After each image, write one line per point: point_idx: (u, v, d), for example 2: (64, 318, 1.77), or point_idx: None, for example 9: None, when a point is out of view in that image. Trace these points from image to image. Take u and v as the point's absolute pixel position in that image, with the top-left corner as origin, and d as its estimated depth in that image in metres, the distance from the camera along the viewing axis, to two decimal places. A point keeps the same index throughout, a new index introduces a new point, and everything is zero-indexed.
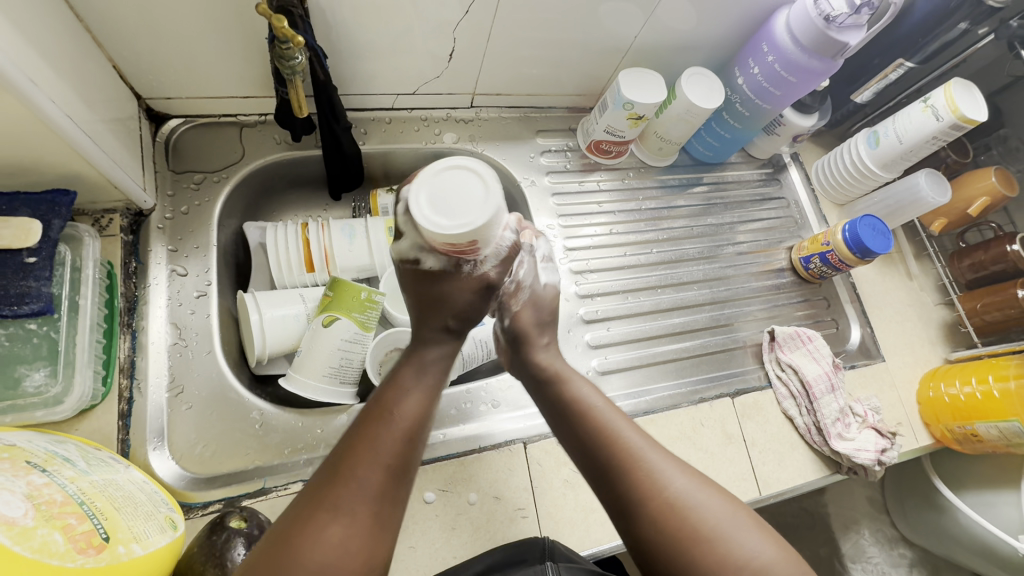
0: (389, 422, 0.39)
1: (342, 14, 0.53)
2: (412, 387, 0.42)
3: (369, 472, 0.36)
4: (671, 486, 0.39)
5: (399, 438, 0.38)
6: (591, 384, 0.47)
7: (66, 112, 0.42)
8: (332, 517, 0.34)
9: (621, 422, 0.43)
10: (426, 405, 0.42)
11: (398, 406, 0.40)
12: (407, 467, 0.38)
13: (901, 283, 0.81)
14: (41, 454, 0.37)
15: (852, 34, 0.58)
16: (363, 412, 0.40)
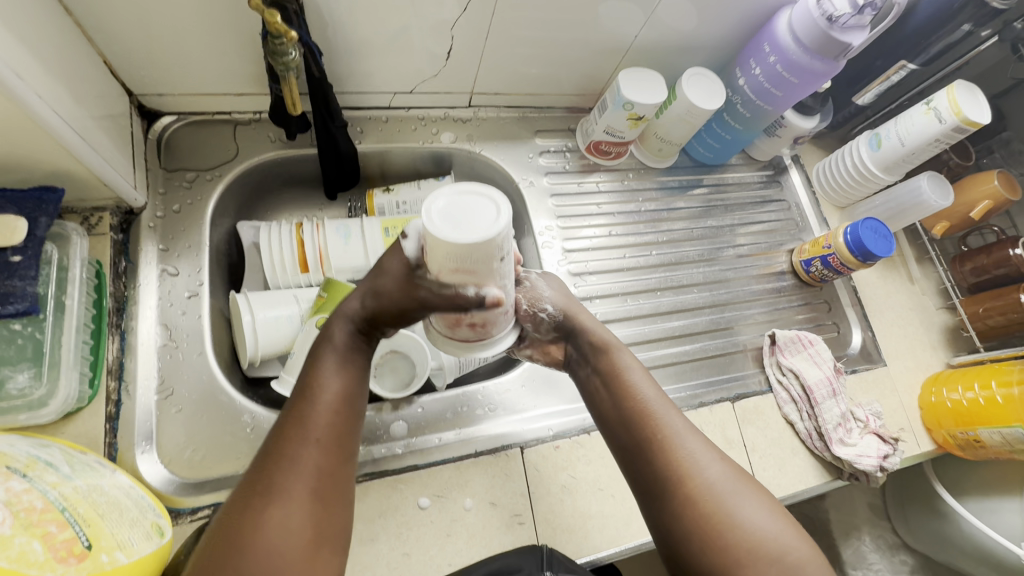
0: (317, 401, 0.40)
1: (338, 11, 0.52)
2: (333, 358, 0.42)
3: (301, 452, 0.37)
4: (704, 474, 0.40)
5: (327, 418, 0.39)
6: (635, 359, 0.48)
7: (54, 108, 0.41)
8: (270, 502, 0.34)
9: (661, 404, 0.44)
10: (355, 378, 0.42)
11: (323, 384, 0.40)
12: (340, 443, 0.39)
13: (903, 286, 0.80)
14: (23, 459, 0.36)
15: (855, 34, 0.57)
16: (292, 394, 0.40)
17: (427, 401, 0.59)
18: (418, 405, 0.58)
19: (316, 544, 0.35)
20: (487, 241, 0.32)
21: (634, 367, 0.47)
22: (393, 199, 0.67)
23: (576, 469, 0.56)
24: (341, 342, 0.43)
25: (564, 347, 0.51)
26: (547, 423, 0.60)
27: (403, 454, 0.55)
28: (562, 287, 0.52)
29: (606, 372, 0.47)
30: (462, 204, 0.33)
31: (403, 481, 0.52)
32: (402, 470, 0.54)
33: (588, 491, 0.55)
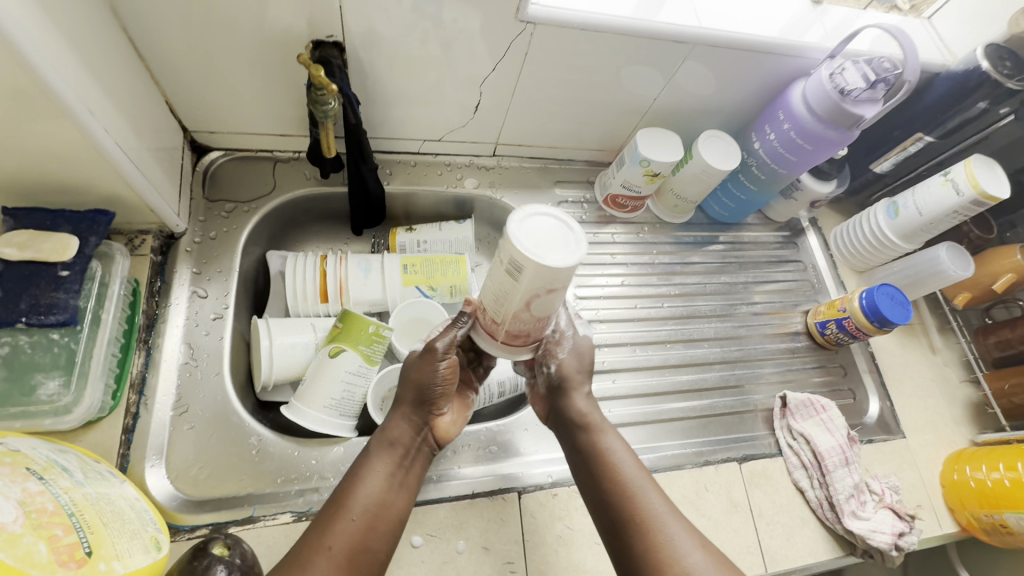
0: (348, 511, 0.43)
1: (378, 66, 0.57)
2: (375, 472, 0.46)
3: (313, 560, 0.40)
4: (687, 559, 0.40)
5: (348, 540, 0.42)
6: (617, 436, 0.49)
7: (116, 140, 0.46)
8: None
9: (644, 486, 0.45)
10: (386, 490, 0.45)
11: (357, 491, 0.44)
12: (353, 562, 0.41)
13: (923, 356, 0.78)
14: (42, 462, 0.38)
15: (867, 107, 0.59)
16: (332, 493, 0.45)
17: None
18: None
19: None
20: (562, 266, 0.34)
21: (615, 445, 0.48)
22: (414, 238, 0.71)
23: (572, 520, 0.55)
24: (378, 448, 0.47)
25: (552, 411, 0.53)
26: (547, 469, 0.59)
27: None
28: (587, 354, 0.52)
29: (591, 454, 0.48)
30: (547, 228, 0.35)
31: None
32: None
33: (584, 544, 0.55)
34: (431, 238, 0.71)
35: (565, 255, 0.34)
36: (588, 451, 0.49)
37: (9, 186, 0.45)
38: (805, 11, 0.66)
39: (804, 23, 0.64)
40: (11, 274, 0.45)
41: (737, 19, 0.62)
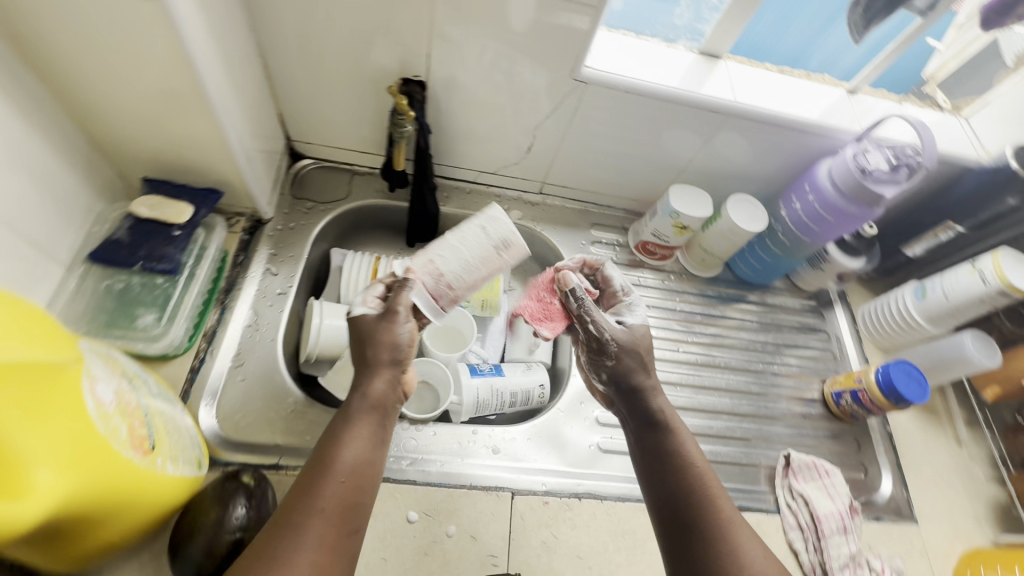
0: (332, 472, 0.46)
1: (451, 104, 0.68)
2: (352, 432, 0.49)
3: (309, 519, 0.43)
4: (746, 557, 0.44)
5: (334, 496, 0.45)
6: (693, 438, 0.53)
7: (238, 135, 0.57)
8: (280, 553, 0.40)
9: (715, 488, 0.49)
10: (369, 447, 0.49)
11: (339, 453, 0.47)
12: (345, 517, 0.45)
13: (946, 446, 0.77)
14: (132, 372, 0.47)
15: (887, 187, 0.63)
16: (310, 459, 0.47)
17: (439, 427, 0.64)
18: (431, 429, 0.64)
19: None
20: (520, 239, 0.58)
21: (692, 447, 0.52)
22: None
23: (558, 529, 0.59)
24: (356, 412, 0.50)
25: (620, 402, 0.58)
26: (541, 477, 0.63)
27: (406, 468, 0.60)
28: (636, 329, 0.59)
29: (667, 448, 0.52)
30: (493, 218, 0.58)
31: (399, 491, 0.58)
32: (400, 481, 0.59)
33: (566, 554, 0.58)
34: None
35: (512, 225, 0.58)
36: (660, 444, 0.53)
37: (153, 160, 0.58)
38: (839, 98, 0.72)
39: (838, 107, 0.71)
40: (138, 228, 0.56)
41: (772, 97, 0.69)
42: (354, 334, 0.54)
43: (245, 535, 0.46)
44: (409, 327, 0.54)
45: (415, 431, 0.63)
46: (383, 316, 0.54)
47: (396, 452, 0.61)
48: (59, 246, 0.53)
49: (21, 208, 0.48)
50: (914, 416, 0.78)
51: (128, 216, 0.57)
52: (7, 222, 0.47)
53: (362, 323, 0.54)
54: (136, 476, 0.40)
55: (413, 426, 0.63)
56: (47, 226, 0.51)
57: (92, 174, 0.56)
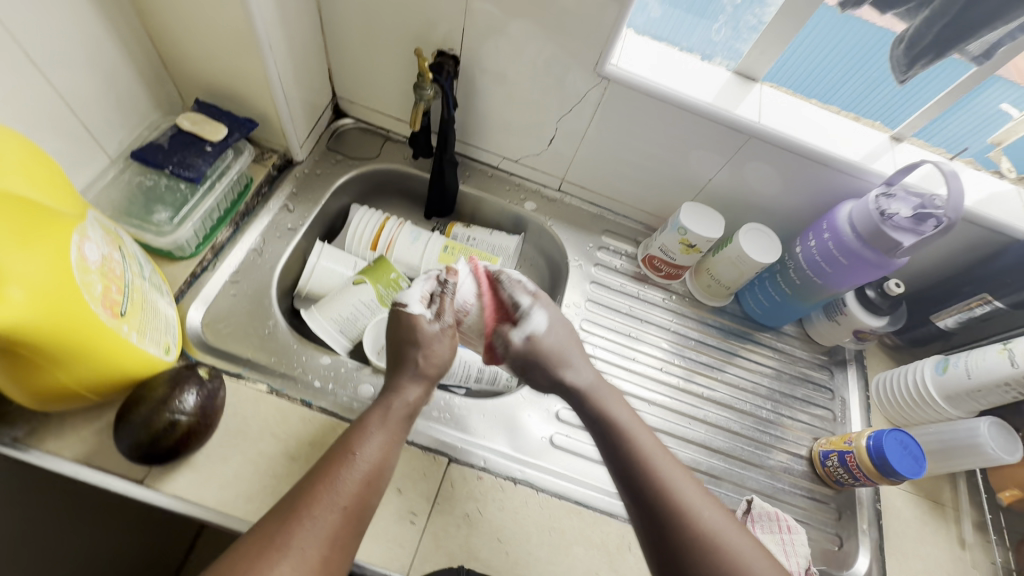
0: (355, 468, 0.48)
1: (482, 84, 0.71)
2: (378, 433, 0.52)
3: (325, 514, 0.44)
4: (703, 519, 0.47)
5: (352, 491, 0.47)
6: (628, 412, 0.57)
7: (281, 74, 0.63)
8: (291, 540, 0.42)
9: (661, 457, 0.52)
10: (390, 451, 0.51)
11: (363, 450, 0.50)
12: (357, 517, 0.46)
13: (945, 544, 0.68)
14: (131, 252, 0.52)
15: (906, 235, 0.59)
16: (334, 451, 0.49)
17: None
18: None
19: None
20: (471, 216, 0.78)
21: (631, 423, 0.55)
22: (466, 234, 0.82)
23: (485, 506, 0.58)
24: (390, 413, 0.54)
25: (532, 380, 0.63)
26: (485, 454, 0.62)
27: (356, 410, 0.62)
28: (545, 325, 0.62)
29: (613, 430, 0.55)
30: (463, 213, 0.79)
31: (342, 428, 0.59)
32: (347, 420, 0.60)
33: (486, 533, 0.56)
34: (480, 238, 0.82)
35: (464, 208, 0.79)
36: (606, 425, 0.55)
37: (206, 83, 0.65)
38: (881, 143, 0.68)
39: (877, 152, 0.67)
40: (178, 138, 0.63)
41: (804, 128, 0.67)
42: (404, 336, 0.59)
43: (183, 419, 0.49)
44: (453, 341, 0.61)
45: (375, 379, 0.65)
46: (440, 328, 0.60)
47: (351, 393, 0.63)
48: (110, 139, 0.60)
49: (85, 97, 0.56)
50: (913, 502, 0.70)
51: (173, 127, 0.64)
52: (69, 104, 0.54)
53: (418, 328, 0.58)
54: (99, 331, 0.44)
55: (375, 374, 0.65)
56: (105, 118, 0.59)
57: (155, 86, 0.64)
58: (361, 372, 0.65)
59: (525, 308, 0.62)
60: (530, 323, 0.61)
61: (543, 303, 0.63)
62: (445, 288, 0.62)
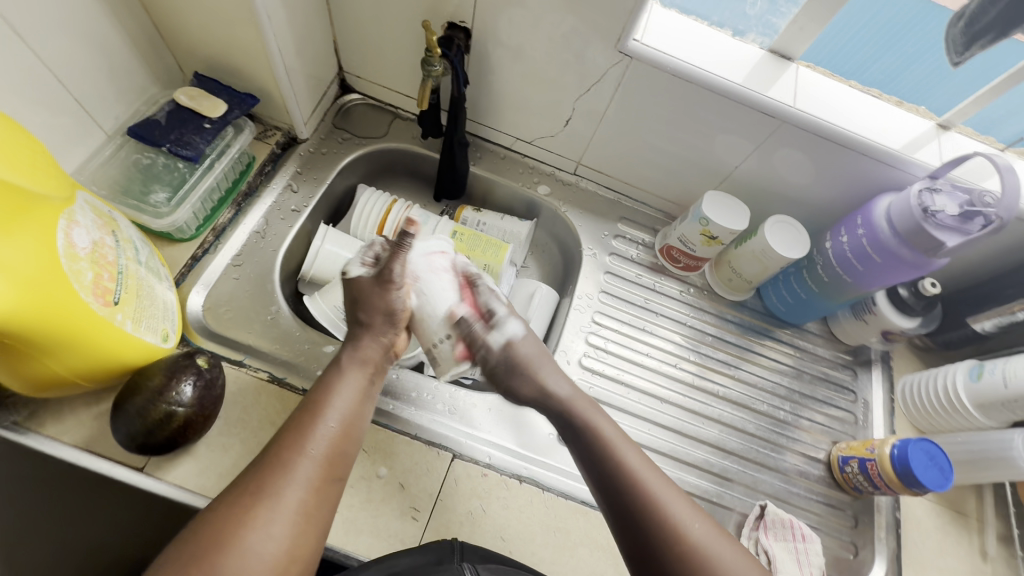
0: (325, 419, 0.49)
1: (496, 61, 0.67)
2: (345, 385, 0.52)
3: (297, 462, 0.46)
4: (692, 533, 0.47)
5: (323, 439, 0.48)
6: (613, 427, 0.55)
7: (281, 48, 0.59)
8: (266, 488, 0.43)
9: (650, 474, 0.51)
10: (359, 402, 0.52)
11: (332, 403, 0.50)
12: (332, 464, 0.47)
13: (966, 556, 0.65)
14: (125, 235, 0.50)
15: (950, 235, 0.54)
16: (302, 406, 0.50)
17: (404, 373, 0.65)
18: (397, 372, 0.64)
19: (306, 520, 0.44)
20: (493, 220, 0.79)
21: (617, 439, 0.54)
22: (477, 218, 0.79)
23: (489, 504, 0.56)
24: (350, 364, 0.55)
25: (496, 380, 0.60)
26: (489, 450, 0.61)
27: None
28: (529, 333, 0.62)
29: (599, 446, 0.53)
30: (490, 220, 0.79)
31: None
32: None
33: (489, 531, 0.55)
34: (491, 222, 0.79)
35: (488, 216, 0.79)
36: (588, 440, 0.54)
37: (205, 56, 0.62)
38: (926, 131, 0.63)
39: (921, 141, 0.62)
40: (176, 114, 0.60)
41: (841, 113, 0.61)
42: (351, 295, 0.59)
43: (181, 410, 0.48)
44: (402, 294, 0.58)
45: None
46: (378, 282, 0.57)
47: None
48: (106, 114, 0.58)
49: (76, 70, 0.53)
50: (935, 512, 0.67)
51: (170, 103, 0.61)
52: (60, 78, 0.51)
53: (360, 284, 0.57)
54: (91, 320, 0.43)
55: None
56: (99, 92, 0.56)
57: (152, 57, 0.61)
58: None
59: (500, 317, 0.60)
60: (506, 330, 0.60)
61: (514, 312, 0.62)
62: (399, 245, 0.57)
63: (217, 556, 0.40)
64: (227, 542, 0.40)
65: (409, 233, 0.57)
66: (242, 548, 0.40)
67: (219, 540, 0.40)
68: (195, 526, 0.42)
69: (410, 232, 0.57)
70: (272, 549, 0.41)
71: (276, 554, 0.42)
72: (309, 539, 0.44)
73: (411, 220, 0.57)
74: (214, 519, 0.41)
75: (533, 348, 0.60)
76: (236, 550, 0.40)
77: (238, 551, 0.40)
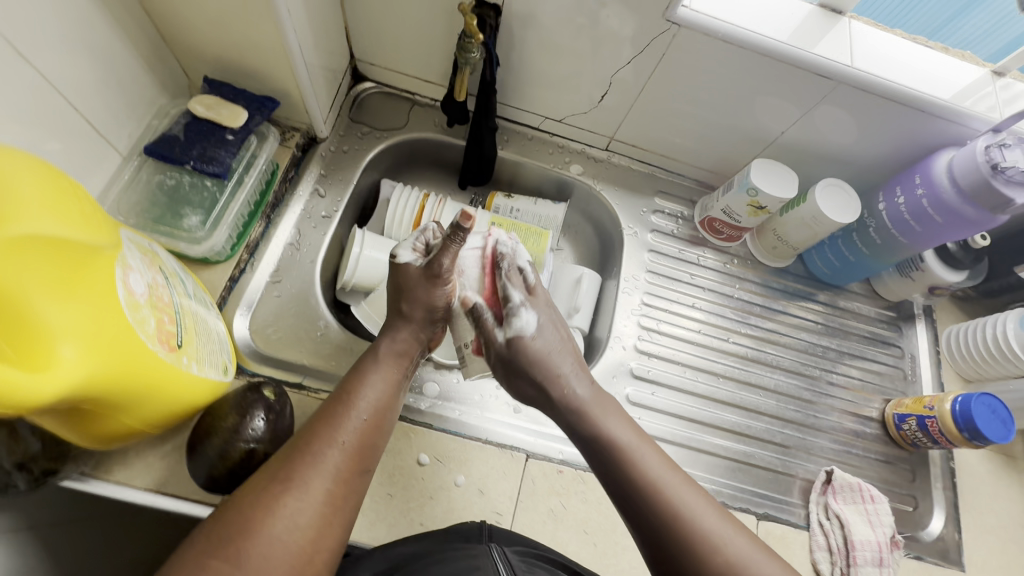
0: (356, 406, 0.45)
1: (526, 38, 0.62)
2: (376, 376, 0.49)
3: (326, 451, 0.42)
4: (707, 532, 0.42)
5: (355, 428, 0.44)
6: (631, 428, 0.49)
7: (300, 43, 0.54)
8: (295, 476, 0.39)
9: (668, 478, 0.45)
10: (391, 395, 0.48)
11: (363, 392, 0.47)
12: (362, 455, 0.43)
13: (1018, 497, 0.68)
14: (170, 268, 0.46)
15: (1020, 191, 0.54)
16: (333, 395, 0.46)
17: (464, 376, 0.63)
18: (456, 376, 0.63)
19: (331, 515, 0.40)
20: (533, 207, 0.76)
21: (635, 440, 0.48)
22: (509, 205, 0.76)
23: (568, 500, 0.57)
24: (384, 356, 0.50)
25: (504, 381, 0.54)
26: (559, 445, 0.61)
27: (425, 410, 0.60)
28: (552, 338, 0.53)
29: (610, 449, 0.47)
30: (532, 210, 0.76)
31: (415, 432, 0.57)
32: (418, 422, 0.58)
33: (572, 527, 0.55)
34: (524, 208, 0.76)
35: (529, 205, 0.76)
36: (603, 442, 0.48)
37: (215, 59, 0.57)
38: (980, 78, 0.61)
39: (975, 89, 0.60)
40: (194, 127, 0.56)
41: (896, 67, 0.59)
42: (395, 282, 0.53)
43: (259, 446, 0.46)
44: (448, 290, 0.53)
45: (439, 376, 0.63)
46: (426, 274, 0.51)
47: (417, 392, 0.61)
48: (119, 134, 0.53)
49: (84, 90, 0.48)
50: (987, 458, 0.69)
51: (186, 114, 0.57)
52: (71, 102, 0.47)
53: (406, 274, 0.52)
54: (161, 369, 0.40)
55: (437, 369, 0.63)
56: (110, 111, 0.51)
57: (157, 66, 0.56)
58: (424, 370, 0.62)
59: (514, 304, 0.53)
60: (517, 324, 0.52)
61: (534, 304, 0.54)
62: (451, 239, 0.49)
63: (240, 544, 0.36)
64: (250, 529, 0.36)
65: (463, 226, 0.46)
66: (263, 541, 0.36)
67: (241, 528, 0.36)
68: (224, 505, 0.38)
69: (464, 226, 0.46)
70: (297, 539, 0.37)
71: (300, 544, 0.37)
72: (332, 533, 0.39)
73: (466, 215, 0.46)
74: (228, 515, 0.37)
75: (549, 344, 0.53)
76: (261, 539, 0.36)
77: (262, 538, 0.36)
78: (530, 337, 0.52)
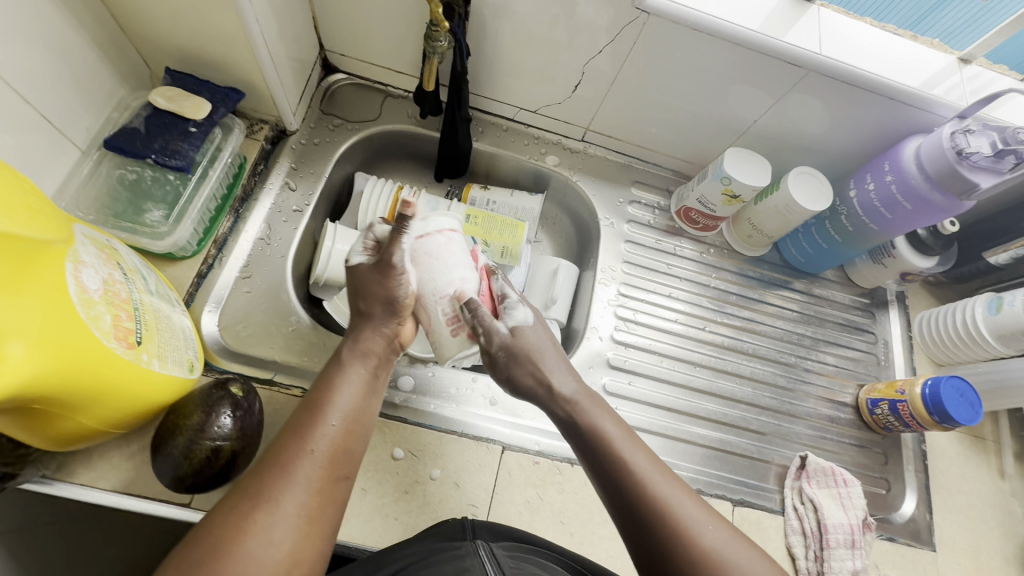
0: (328, 416, 0.43)
1: (498, 28, 0.61)
2: (349, 381, 0.46)
3: (298, 463, 0.39)
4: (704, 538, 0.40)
5: (328, 433, 0.41)
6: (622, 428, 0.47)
7: (265, 33, 0.53)
8: (266, 490, 0.37)
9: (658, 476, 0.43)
10: (365, 398, 0.46)
11: (335, 399, 0.44)
12: (339, 462, 0.41)
13: (987, 477, 0.69)
14: (130, 264, 0.45)
15: (983, 175, 0.54)
16: (303, 403, 0.44)
17: (440, 369, 0.63)
18: (431, 370, 0.63)
19: (307, 528, 0.37)
20: (508, 199, 0.76)
21: (622, 436, 0.47)
22: (485, 197, 0.75)
23: (545, 492, 0.56)
24: (352, 359, 0.48)
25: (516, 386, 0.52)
26: (537, 437, 0.61)
27: (400, 404, 0.59)
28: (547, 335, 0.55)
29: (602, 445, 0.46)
30: (506, 202, 0.75)
31: (389, 427, 0.56)
32: (392, 417, 0.58)
33: (549, 517, 0.55)
34: (501, 200, 0.75)
35: (504, 197, 0.75)
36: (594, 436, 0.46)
37: (176, 49, 0.55)
38: (947, 65, 0.61)
39: (943, 76, 0.60)
40: (156, 119, 0.55)
41: (865, 55, 0.59)
42: (352, 285, 0.54)
43: (226, 443, 0.45)
44: (405, 280, 0.52)
45: (414, 370, 0.62)
46: (378, 268, 0.52)
47: (391, 387, 0.60)
48: (77, 127, 0.52)
49: (37, 82, 0.46)
50: (957, 439, 0.71)
51: (146, 106, 0.55)
52: (23, 95, 0.45)
53: (360, 273, 0.53)
54: (119, 367, 0.39)
55: (413, 363, 0.63)
56: (66, 104, 0.50)
57: (116, 57, 0.54)
58: (399, 364, 0.62)
59: (511, 301, 0.55)
60: (514, 316, 0.54)
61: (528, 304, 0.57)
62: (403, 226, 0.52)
63: (212, 565, 0.33)
64: (221, 549, 0.34)
65: (406, 215, 0.52)
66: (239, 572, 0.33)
67: (211, 553, 0.34)
68: (198, 527, 0.35)
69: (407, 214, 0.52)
70: (272, 556, 0.35)
71: (277, 561, 0.35)
72: (310, 547, 0.37)
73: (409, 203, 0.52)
74: (194, 540, 0.34)
75: (542, 338, 0.54)
76: (232, 558, 0.33)
77: (230, 560, 0.33)
78: (526, 331, 0.53)
